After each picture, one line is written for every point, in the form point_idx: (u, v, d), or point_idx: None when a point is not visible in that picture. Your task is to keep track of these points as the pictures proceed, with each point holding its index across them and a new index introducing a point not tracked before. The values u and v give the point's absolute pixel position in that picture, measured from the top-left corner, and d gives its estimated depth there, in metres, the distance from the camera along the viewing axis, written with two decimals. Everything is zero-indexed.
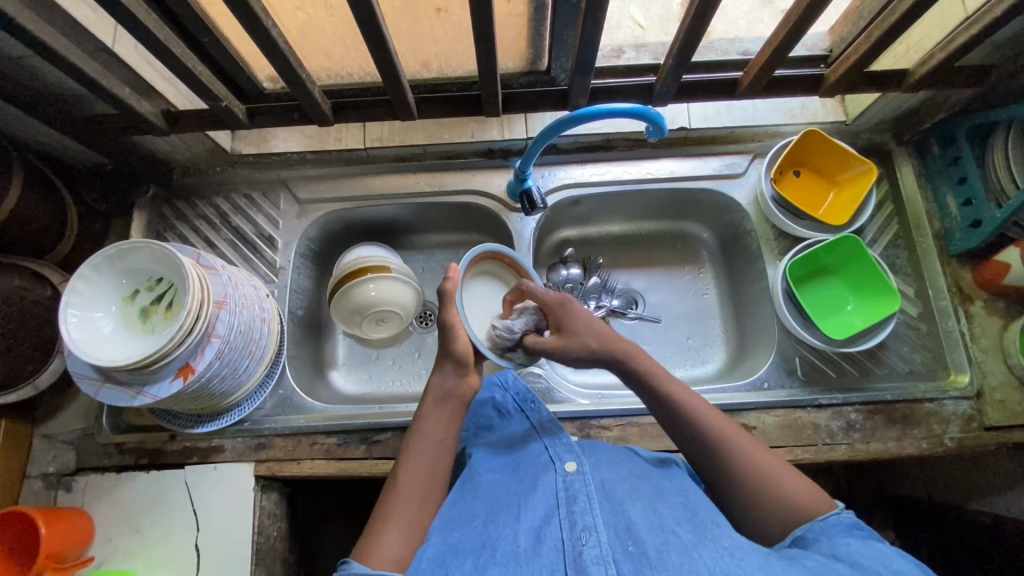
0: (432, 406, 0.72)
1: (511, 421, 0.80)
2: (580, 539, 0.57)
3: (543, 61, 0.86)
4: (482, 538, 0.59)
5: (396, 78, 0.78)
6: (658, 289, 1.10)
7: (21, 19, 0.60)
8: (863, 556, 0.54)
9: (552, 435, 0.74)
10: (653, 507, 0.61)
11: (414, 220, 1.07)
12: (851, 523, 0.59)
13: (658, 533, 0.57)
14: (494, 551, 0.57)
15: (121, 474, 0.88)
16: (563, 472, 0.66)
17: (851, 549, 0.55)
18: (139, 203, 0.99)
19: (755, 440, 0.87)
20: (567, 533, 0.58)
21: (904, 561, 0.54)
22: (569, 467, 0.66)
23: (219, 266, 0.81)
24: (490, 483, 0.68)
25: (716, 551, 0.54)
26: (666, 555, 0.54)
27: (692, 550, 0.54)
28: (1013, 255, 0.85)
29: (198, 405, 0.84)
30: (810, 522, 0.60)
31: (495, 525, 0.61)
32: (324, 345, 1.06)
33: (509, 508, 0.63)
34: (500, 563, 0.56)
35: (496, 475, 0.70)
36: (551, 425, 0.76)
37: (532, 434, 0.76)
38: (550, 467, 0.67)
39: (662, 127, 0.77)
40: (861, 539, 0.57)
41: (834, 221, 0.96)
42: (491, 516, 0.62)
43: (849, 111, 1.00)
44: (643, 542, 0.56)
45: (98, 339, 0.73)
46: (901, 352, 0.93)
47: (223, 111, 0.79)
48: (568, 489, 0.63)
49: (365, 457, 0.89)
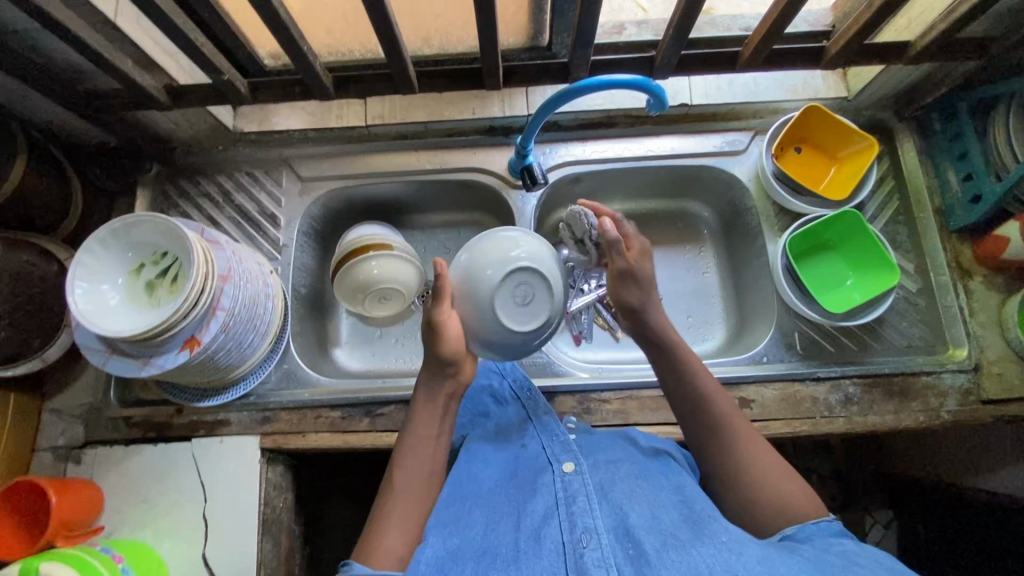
0: (422, 410, 0.72)
1: (508, 410, 0.84)
2: (580, 542, 0.58)
3: (544, 37, 0.89)
4: (482, 544, 0.61)
5: (396, 50, 0.77)
6: (659, 267, 1.10)
7: None
8: (858, 555, 0.55)
9: (551, 434, 0.76)
10: (652, 505, 0.62)
11: (417, 198, 1.08)
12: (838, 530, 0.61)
13: (656, 533, 0.58)
14: (495, 558, 0.59)
15: (129, 447, 0.89)
16: (560, 473, 0.67)
17: (846, 547, 0.57)
18: (142, 181, 1.00)
19: (754, 413, 0.88)
20: (567, 535, 0.59)
21: (893, 560, 0.55)
22: (567, 468, 0.68)
23: (223, 240, 0.82)
24: (485, 487, 0.70)
25: (715, 547, 0.55)
26: (665, 554, 0.55)
27: (691, 548, 0.55)
28: (1012, 229, 0.86)
29: (204, 379, 0.85)
30: (801, 524, 0.62)
31: (495, 532, 0.62)
32: (327, 323, 1.07)
33: (509, 514, 0.64)
34: (501, 568, 0.57)
35: (496, 480, 0.71)
36: (551, 423, 0.78)
37: (532, 430, 0.78)
38: (549, 469, 0.69)
39: (663, 100, 0.77)
40: (855, 541, 0.59)
41: (834, 196, 0.96)
42: (491, 521, 0.64)
43: (851, 86, 0.99)
44: (642, 543, 0.57)
45: (104, 311, 0.74)
46: (900, 327, 0.93)
47: (225, 85, 0.79)
48: (567, 489, 0.65)
49: (369, 429, 0.90)
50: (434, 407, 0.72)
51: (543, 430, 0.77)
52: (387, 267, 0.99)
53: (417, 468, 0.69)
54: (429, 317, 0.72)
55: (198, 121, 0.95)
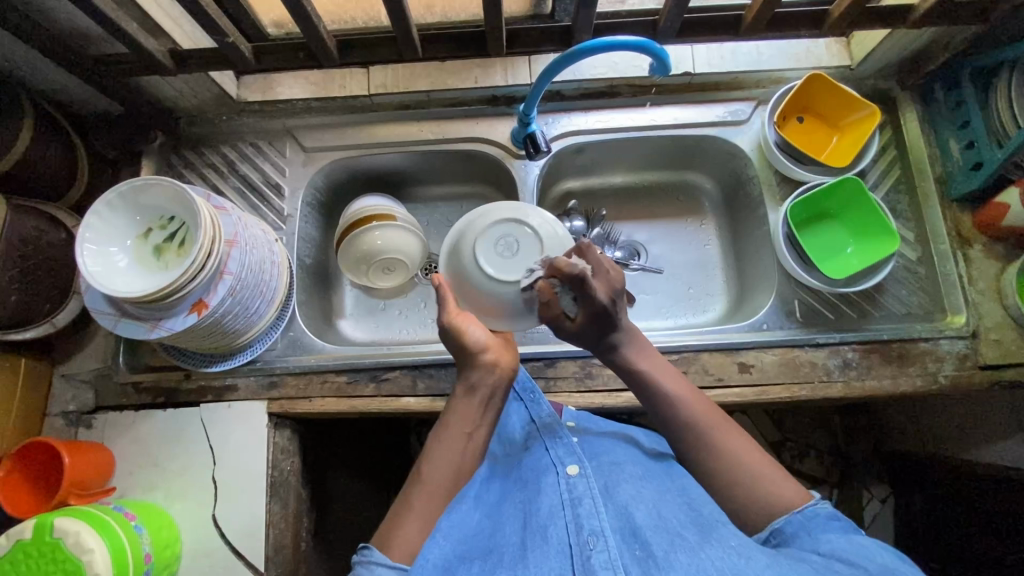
0: (462, 406, 0.73)
1: (512, 411, 0.85)
2: (588, 544, 0.58)
3: (547, 6, 0.91)
4: (488, 546, 0.62)
5: (400, 12, 0.77)
6: (661, 240, 1.11)
7: None
8: (846, 550, 0.56)
9: (554, 435, 0.76)
10: (658, 508, 0.63)
11: (419, 170, 1.08)
12: (827, 515, 0.63)
13: (664, 535, 0.59)
14: (501, 556, 0.60)
15: (139, 412, 0.91)
16: (564, 475, 0.68)
17: (835, 544, 0.57)
18: (147, 150, 1.00)
19: (753, 377, 0.89)
20: (574, 537, 0.59)
21: (883, 550, 0.56)
22: (571, 470, 0.69)
23: (229, 206, 0.82)
24: (488, 499, 0.71)
25: (723, 551, 0.55)
26: (673, 556, 0.55)
27: (699, 551, 0.56)
28: (1012, 195, 0.86)
29: (213, 343, 0.86)
30: (788, 514, 0.63)
31: (501, 534, 0.64)
32: (332, 295, 1.09)
33: (516, 518, 0.65)
34: (506, 566, 0.58)
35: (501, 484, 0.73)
36: (551, 423, 0.79)
37: (534, 433, 0.79)
38: (553, 471, 0.70)
39: (666, 63, 0.77)
40: (842, 531, 0.59)
41: (836, 163, 0.97)
42: (496, 528, 0.65)
43: (853, 55, 0.99)
44: (650, 545, 0.57)
45: (114, 272, 0.75)
46: (898, 294, 0.94)
47: (230, 48, 0.79)
48: (571, 491, 0.65)
49: (374, 394, 0.91)
50: (473, 401, 0.74)
51: (547, 434, 0.77)
52: (398, 241, 1.01)
53: (446, 460, 0.69)
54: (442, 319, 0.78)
55: (202, 90, 0.96)
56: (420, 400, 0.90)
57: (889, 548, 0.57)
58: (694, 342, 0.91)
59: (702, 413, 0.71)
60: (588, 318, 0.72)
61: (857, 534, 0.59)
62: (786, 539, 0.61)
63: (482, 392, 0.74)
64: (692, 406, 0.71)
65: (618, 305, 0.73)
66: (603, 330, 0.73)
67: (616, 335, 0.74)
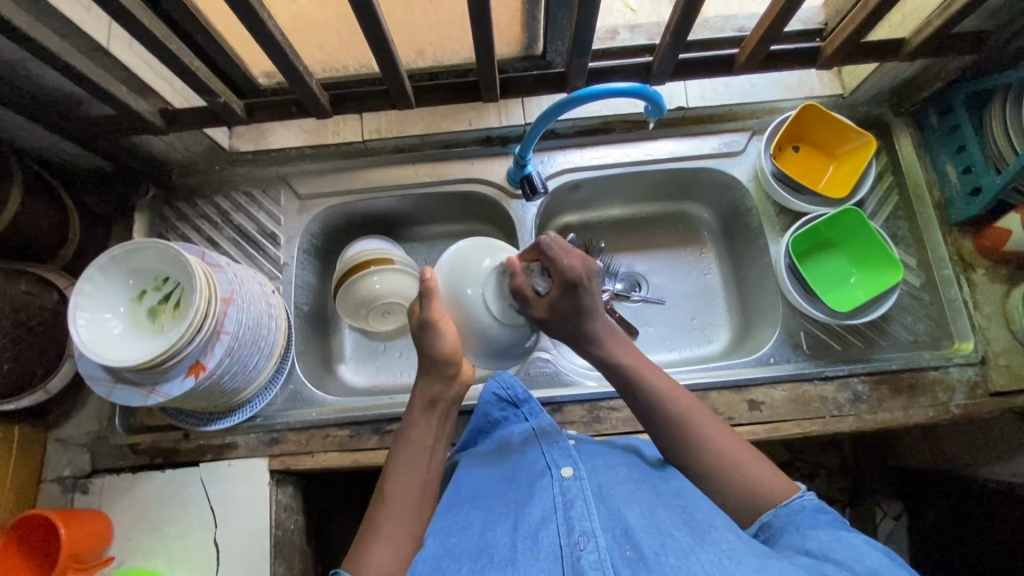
0: (421, 418, 0.74)
1: (513, 421, 0.81)
2: (577, 545, 0.55)
3: (538, 46, 0.88)
4: (479, 544, 0.59)
5: (393, 66, 0.78)
6: (661, 270, 1.10)
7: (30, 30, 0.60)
8: (833, 549, 0.54)
9: (552, 442, 0.72)
10: (652, 510, 0.60)
11: (416, 211, 1.07)
12: (813, 507, 0.62)
13: (656, 536, 0.56)
14: (491, 556, 0.56)
15: (137, 475, 0.89)
16: (559, 478, 0.64)
17: (822, 541, 0.56)
18: (139, 204, 0.99)
19: (763, 415, 0.88)
20: (563, 538, 0.56)
21: (873, 550, 0.54)
22: (565, 473, 0.65)
23: (224, 263, 0.81)
24: (482, 496, 0.67)
25: (715, 554, 0.52)
26: (664, 558, 0.52)
27: (691, 553, 0.53)
28: (1013, 220, 0.86)
29: (212, 403, 0.84)
30: (776, 508, 0.62)
31: (492, 533, 0.60)
32: (332, 339, 1.07)
33: (506, 518, 0.62)
34: (495, 569, 0.54)
35: (496, 485, 0.69)
36: (552, 431, 0.75)
37: (533, 440, 0.74)
38: (547, 474, 0.66)
39: (661, 106, 0.77)
40: (830, 527, 0.58)
41: (834, 194, 0.96)
42: (488, 525, 0.61)
43: (845, 83, 1.00)
44: (641, 546, 0.54)
45: (109, 339, 0.73)
46: (905, 322, 0.93)
47: (221, 107, 0.78)
48: (565, 494, 0.61)
49: (378, 447, 0.89)
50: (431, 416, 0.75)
51: (545, 441, 0.73)
52: (387, 283, 0.98)
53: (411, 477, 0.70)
54: (423, 316, 0.76)
55: (194, 143, 0.95)
56: None
57: (877, 545, 0.56)
58: (702, 381, 0.89)
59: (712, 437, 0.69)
60: (562, 298, 0.74)
61: (845, 530, 0.58)
62: (774, 533, 0.61)
63: (445, 403, 0.76)
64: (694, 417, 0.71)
65: (591, 274, 0.76)
66: (580, 308, 0.74)
67: (598, 323, 0.76)
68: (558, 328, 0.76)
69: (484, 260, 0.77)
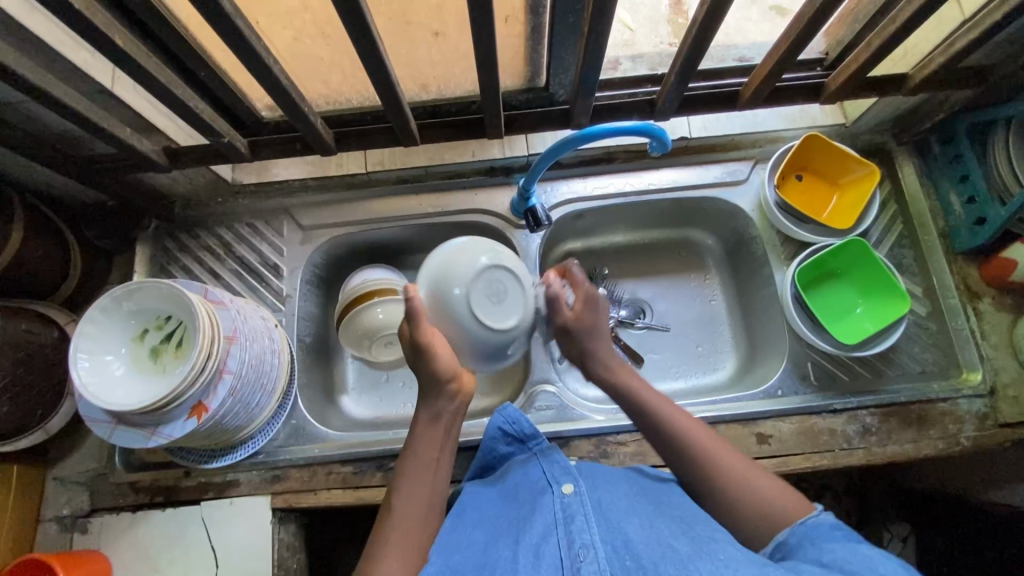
0: (426, 436, 0.72)
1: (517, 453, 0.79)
2: (578, 557, 0.55)
3: (541, 78, 0.87)
4: (482, 560, 0.58)
5: (398, 105, 0.78)
6: (665, 297, 1.10)
7: (34, 78, 0.60)
8: (848, 561, 0.54)
9: (551, 459, 0.72)
10: (651, 521, 0.60)
11: (419, 240, 1.07)
12: (830, 524, 0.61)
13: (655, 546, 0.56)
14: (494, 570, 0.56)
15: (136, 514, 0.87)
16: (559, 494, 0.64)
17: (837, 555, 0.55)
18: (141, 237, 0.99)
19: (772, 448, 0.87)
20: (564, 552, 0.56)
21: (889, 562, 0.53)
22: (566, 489, 0.65)
23: (227, 299, 0.80)
24: (486, 516, 0.67)
25: (712, 564, 0.53)
26: (662, 568, 0.53)
27: (689, 562, 0.53)
28: (1018, 251, 0.86)
29: (213, 441, 0.83)
30: (792, 526, 0.62)
31: (494, 548, 0.60)
32: (334, 370, 1.06)
33: (509, 533, 0.61)
34: None
35: (500, 506, 0.68)
36: (551, 449, 0.75)
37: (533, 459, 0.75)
38: (548, 490, 0.66)
39: (666, 142, 0.77)
40: (847, 541, 0.57)
41: (839, 225, 0.95)
42: (490, 542, 0.62)
43: (848, 113, 1.00)
44: (640, 556, 0.55)
45: (111, 383, 0.72)
46: (912, 352, 0.93)
47: (225, 146, 0.78)
48: (565, 510, 0.61)
49: (381, 484, 0.88)
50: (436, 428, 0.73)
51: (545, 458, 0.73)
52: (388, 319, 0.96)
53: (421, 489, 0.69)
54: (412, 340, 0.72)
55: (197, 177, 0.94)
56: None
57: (895, 559, 0.54)
58: (711, 415, 0.88)
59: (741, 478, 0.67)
60: (585, 311, 0.78)
61: (860, 543, 0.57)
62: (789, 551, 0.60)
63: (447, 419, 0.74)
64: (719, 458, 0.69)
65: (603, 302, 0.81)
66: (596, 326, 0.78)
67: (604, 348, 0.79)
68: (586, 346, 0.78)
69: (479, 257, 0.70)
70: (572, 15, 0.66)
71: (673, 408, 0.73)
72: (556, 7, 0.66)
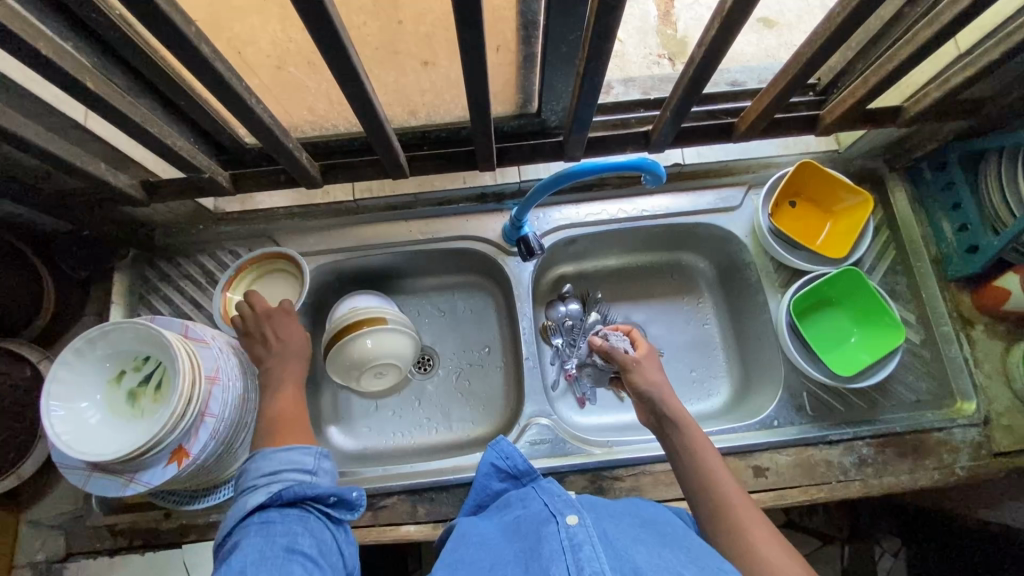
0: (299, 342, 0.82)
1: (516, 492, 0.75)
2: None
3: (532, 104, 0.85)
4: None
5: (387, 138, 0.75)
6: (658, 321, 1.08)
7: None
8: None
9: (554, 493, 0.68)
10: (659, 553, 0.57)
11: (408, 266, 1.05)
12: None
13: None
14: None
15: (114, 559, 0.84)
16: (565, 524, 0.60)
17: None
18: (118, 267, 0.95)
19: (768, 482, 0.86)
20: None
21: None
22: (570, 520, 0.60)
23: (208, 337, 0.77)
24: (485, 540, 0.66)
25: None
26: None
27: None
28: (1011, 281, 0.85)
29: (194, 482, 0.78)
30: None
31: (500, 569, 0.58)
32: (320, 399, 1.03)
33: (514, 560, 0.58)
34: None
35: (495, 533, 0.67)
36: (550, 483, 0.71)
37: (533, 493, 0.70)
38: (552, 521, 0.61)
39: (660, 175, 0.75)
40: None
41: (832, 253, 0.95)
42: (493, 568, 0.59)
43: (841, 139, 1.01)
44: None
45: (85, 431, 0.69)
46: (907, 381, 0.92)
47: (206, 180, 0.76)
48: (570, 539, 0.57)
49: (372, 523, 0.86)
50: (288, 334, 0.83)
51: (545, 492, 0.69)
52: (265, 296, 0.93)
53: (294, 400, 0.76)
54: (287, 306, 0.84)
55: (178, 206, 0.92)
56: (422, 529, 0.86)
57: None
58: None
59: (766, 544, 0.63)
60: (646, 360, 0.83)
61: None
62: None
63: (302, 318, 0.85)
64: (747, 519, 0.65)
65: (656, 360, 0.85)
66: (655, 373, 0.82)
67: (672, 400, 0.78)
68: (632, 379, 0.81)
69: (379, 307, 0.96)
70: (565, 46, 0.64)
71: (716, 463, 0.71)
72: (548, 41, 0.63)
